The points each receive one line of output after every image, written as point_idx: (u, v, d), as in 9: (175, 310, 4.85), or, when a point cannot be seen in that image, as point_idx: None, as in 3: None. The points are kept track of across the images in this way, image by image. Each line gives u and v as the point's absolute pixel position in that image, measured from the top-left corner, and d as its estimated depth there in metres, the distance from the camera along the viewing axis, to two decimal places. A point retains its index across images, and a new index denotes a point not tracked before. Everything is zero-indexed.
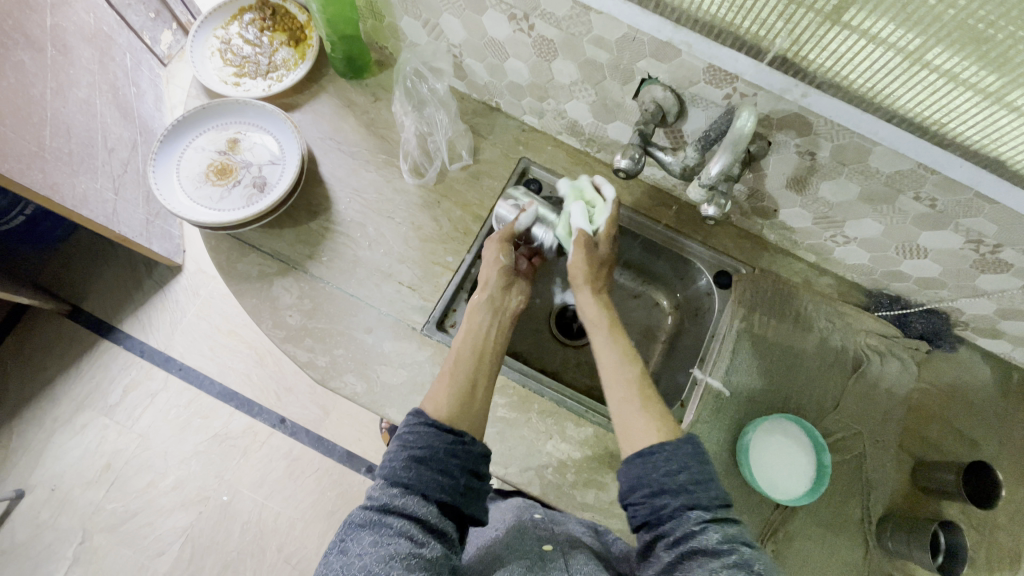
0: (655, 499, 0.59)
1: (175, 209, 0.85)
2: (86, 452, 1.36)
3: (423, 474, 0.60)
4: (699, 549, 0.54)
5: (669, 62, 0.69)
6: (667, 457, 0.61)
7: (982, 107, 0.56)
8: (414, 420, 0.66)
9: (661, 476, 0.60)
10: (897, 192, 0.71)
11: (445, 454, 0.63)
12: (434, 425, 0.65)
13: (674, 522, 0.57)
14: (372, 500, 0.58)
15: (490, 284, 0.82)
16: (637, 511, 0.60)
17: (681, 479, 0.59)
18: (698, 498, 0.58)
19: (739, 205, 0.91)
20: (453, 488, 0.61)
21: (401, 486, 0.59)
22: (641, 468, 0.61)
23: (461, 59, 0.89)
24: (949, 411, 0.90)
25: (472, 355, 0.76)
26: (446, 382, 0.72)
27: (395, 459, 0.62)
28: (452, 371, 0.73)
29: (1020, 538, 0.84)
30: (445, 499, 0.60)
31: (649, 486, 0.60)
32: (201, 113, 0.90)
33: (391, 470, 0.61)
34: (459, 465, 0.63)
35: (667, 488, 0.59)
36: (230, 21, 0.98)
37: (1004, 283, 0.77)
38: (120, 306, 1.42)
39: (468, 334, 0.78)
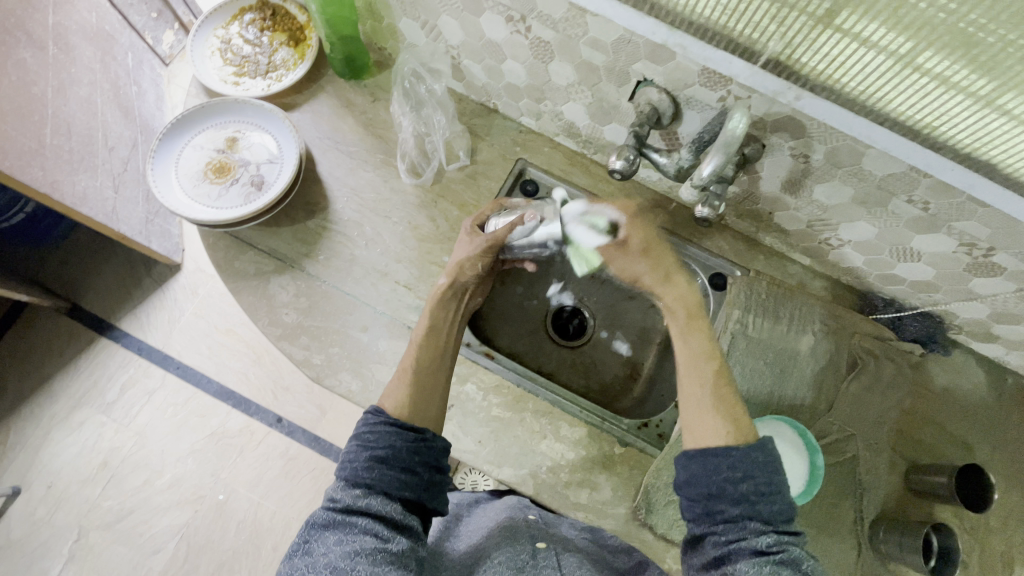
0: (711, 501, 0.60)
1: (172, 206, 0.85)
2: (83, 450, 1.36)
3: (386, 473, 0.62)
4: (749, 549, 0.57)
5: (665, 64, 0.70)
6: (733, 463, 0.61)
7: (973, 110, 0.56)
8: (374, 419, 0.67)
9: (723, 480, 0.60)
10: (890, 195, 0.71)
11: (407, 453, 0.64)
12: (394, 424, 0.66)
13: (732, 525, 0.59)
14: (334, 501, 0.60)
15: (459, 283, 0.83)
16: (693, 508, 0.62)
17: (744, 487, 0.59)
18: (758, 509, 0.59)
19: (734, 207, 0.91)
20: (416, 485, 0.63)
21: (363, 486, 0.61)
22: (703, 468, 0.62)
23: (459, 60, 0.90)
24: (943, 415, 0.90)
25: (433, 352, 0.77)
26: (409, 379, 0.72)
27: (357, 459, 0.63)
28: (414, 368, 0.74)
29: (1014, 542, 0.84)
30: (408, 495, 0.62)
31: (706, 488, 0.61)
32: (201, 112, 0.91)
33: (353, 471, 0.62)
34: (422, 463, 0.64)
35: (726, 494, 0.60)
36: (230, 21, 0.99)
37: (997, 286, 0.77)
38: (118, 304, 1.43)
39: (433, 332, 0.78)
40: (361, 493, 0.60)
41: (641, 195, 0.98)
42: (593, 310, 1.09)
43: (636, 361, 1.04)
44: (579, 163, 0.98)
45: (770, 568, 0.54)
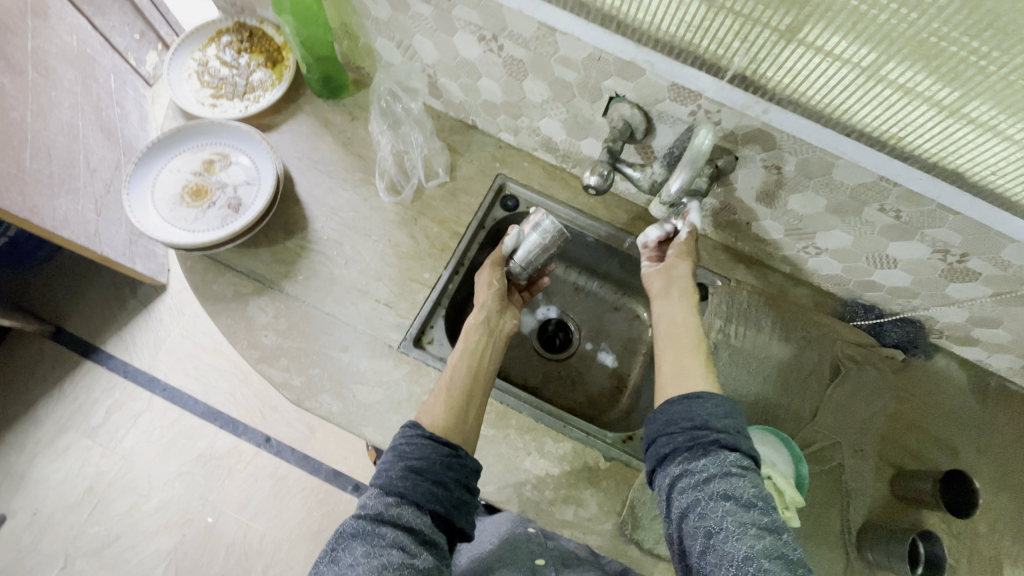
0: (693, 433, 0.62)
1: (147, 229, 0.84)
2: (69, 475, 1.34)
3: (419, 484, 0.60)
4: (730, 495, 0.55)
5: (635, 80, 0.70)
6: (716, 403, 0.64)
7: (938, 120, 0.57)
8: (411, 431, 0.66)
9: (708, 414, 0.63)
10: (862, 204, 0.72)
11: (440, 466, 0.62)
12: (429, 437, 0.66)
13: (709, 459, 0.59)
14: (367, 509, 0.58)
15: (485, 304, 0.85)
16: (670, 441, 0.63)
17: (727, 422, 0.62)
18: (736, 441, 0.61)
19: (712, 217, 0.92)
20: (447, 499, 0.61)
21: (397, 495, 0.59)
22: (685, 409, 0.64)
23: (436, 78, 0.90)
24: (928, 420, 0.90)
25: (468, 371, 0.76)
26: (443, 397, 0.72)
27: (391, 468, 0.62)
28: (448, 388, 0.74)
29: (1002, 547, 0.84)
30: (440, 510, 0.60)
31: (690, 421, 0.63)
32: (177, 136, 0.90)
33: (387, 480, 0.60)
34: (454, 478, 0.63)
35: (710, 425, 0.62)
36: (208, 44, 0.99)
37: (973, 291, 0.77)
38: (103, 326, 1.42)
39: (466, 353, 0.78)
40: (395, 502, 0.58)
41: (621, 207, 0.98)
42: (578, 323, 1.09)
43: (623, 373, 1.05)
44: (558, 177, 0.99)
45: (752, 529, 0.53)
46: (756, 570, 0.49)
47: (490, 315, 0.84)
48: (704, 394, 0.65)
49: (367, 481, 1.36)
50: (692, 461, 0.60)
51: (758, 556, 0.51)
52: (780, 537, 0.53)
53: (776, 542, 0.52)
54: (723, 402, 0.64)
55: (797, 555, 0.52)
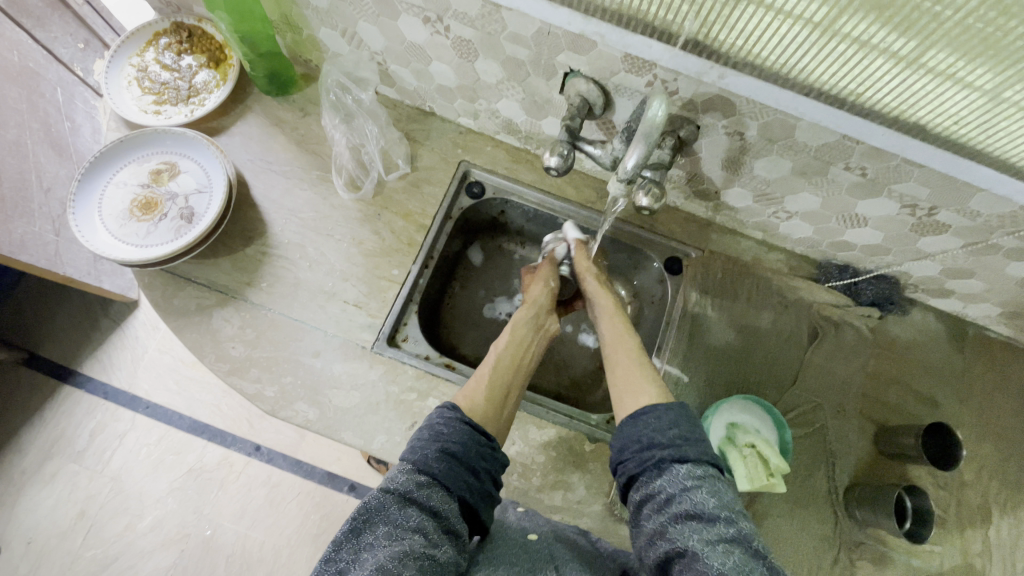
0: (643, 453, 0.64)
1: (96, 248, 0.81)
2: (59, 501, 1.28)
3: (452, 469, 0.60)
4: (693, 513, 0.56)
5: (587, 54, 0.68)
6: (660, 415, 0.66)
7: (896, 72, 0.56)
8: (450, 413, 0.67)
9: (651, 432, 0.65)
10: (828, 164, 0.71)
11: (474, 454, 0.63)
12: (468, 422, 0.66)
13: (665, 477, 0.61)
14: (397, 485, 0.56)
15: (537, 301, 0.88)
16: (626, 466, 0.65)
17: (672, 433, 0.64)
18: (686, 452, 0.62)
19: (681, 188, 0.90)
20: (475, 490, 0.60)
21: (430, 475, 0.58)
22: (633, 429, 0.67)
23: (386, 66, 0.87)
24: (908, 374, 0.91)
25: (511, 364, 0.79)
26: (485, 385, 0.74)
27: (426, 447, 0.61)
28: (490, 376, 0.76)
29: (987, 493, 0.85)
30: (468, 499, 0.59)
31: (639, 442, 0.66)
32: (119, 148, 0.86)
33: (421, 457, 0.60)
34: (486, 469, 0.63)
35: (657, 441, 0.64)
36: (145, 48, 0.94)
37: (944, 244, 0.77)
38: (77, 349, 1.37)
39: (512, 346, 0.81)
40: (426, 482, 0.57)
41: (589, 185, 0.95)
42: None
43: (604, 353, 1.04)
44: (522, 159, 0.96)
45: (720, 545, 0.53)
46: None
47: (538, 312, 0.87)
48: (649, 408, 0.68)
49: (363, 480, 1.34)
50: (650, 483, 0.62)
51: (730, 573, 0.50)
52: (751, 547, 0.53)
53: (747, 553, 0.52)
54: (666, 413, 0.66)
55: (769, 561, 0.52)
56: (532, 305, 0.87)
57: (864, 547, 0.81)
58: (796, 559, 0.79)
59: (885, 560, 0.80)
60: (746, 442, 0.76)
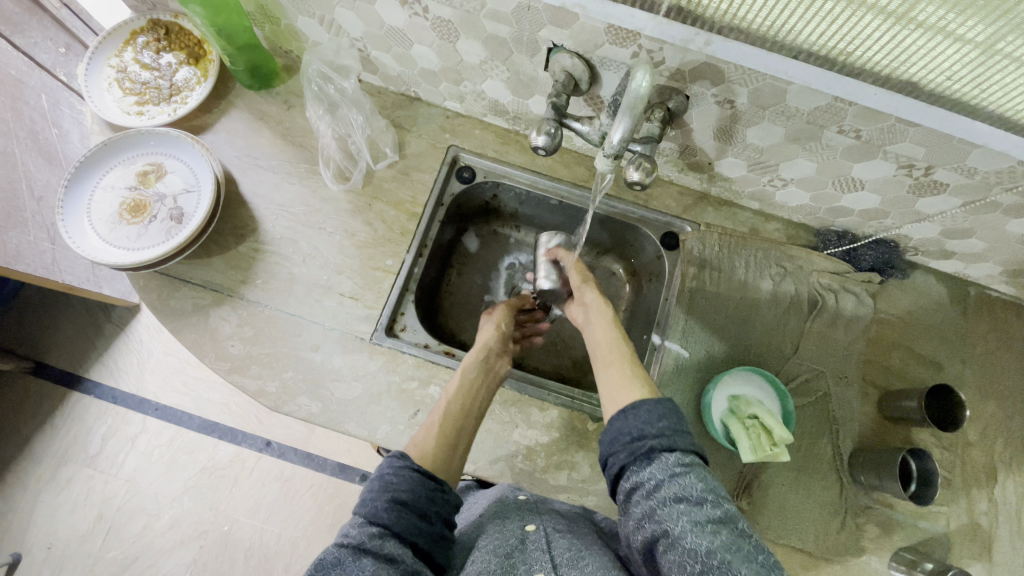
0: (634, 444, 0.61)
1: (87, 253, 0.80)
2: (76, 505, 1.30)
3: (403, 517, 0.58)
4: (682, 496, 0.55)
5: (570, 27, 0.66)
6: (650, 408, 0.63)
7: (886, 29, 0.54)
8: (397, 463, 0.64)
9: (641, 423, 0.62)
10: (821, 128, 0.69)
11: (426, 501, 0.61)
12: (415, 470, 0.64)
13: (654, 466, 0.58)
14: (347, 543, 0.55)
15: (486, 344, 0.84)
16: (615, 457, 0.62)
17: (662, 425, 0.61)
18: (676, 442, 0.60)
19: (673, 162, 0.89)
20: (429, 535, 0.59)
21: (381, 527, 0.57)
22: (624, 422, 0.64)
23: (368, 52, 0.86)
24: (911, 338, 0.90)
25: (461, 407, 0.75)
26: (433, 431, 0.71)
27: (376, 499, 0.60)
28: (440, 422, 0.73)
29: (993, 452, 0.86)
30: (422, 545, 0.58)
31: (628, 433, 0.62)
32: (104, 151, 0.86)
33: (371, 510, 0.58)
34: (438, 513, 0.61)
35: (647, 433, 0.61)
36: (123, 47, 0.92)
37: (943, 204, 0.76)
38: (82, 355, 1.37)
39: (462, 390, 0.77)
40: (377, 534, 0.56)
41: (581, 164, 0.94)
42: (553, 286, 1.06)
43: None
44: (512, 141, 0.95)
45: (709, 526, 0.52)
46: (720, 564, 0.48)
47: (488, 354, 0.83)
48: (639, 402, 0.64)
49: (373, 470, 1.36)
50: (639, 472, 0.59)
51: (720, 551, 0.50)
52: (738, 527, 0.53)
53: (735, 533, 0.52)
54: (657, 405, 0.63)
55: (757, 542, 0.52)
56: (481, 348, 0.83)
57: (871, 511, 0.81)
58: (802, 526, 0.79)
59: (892, 524, 0.81)
60: (748, 413, 0.76)
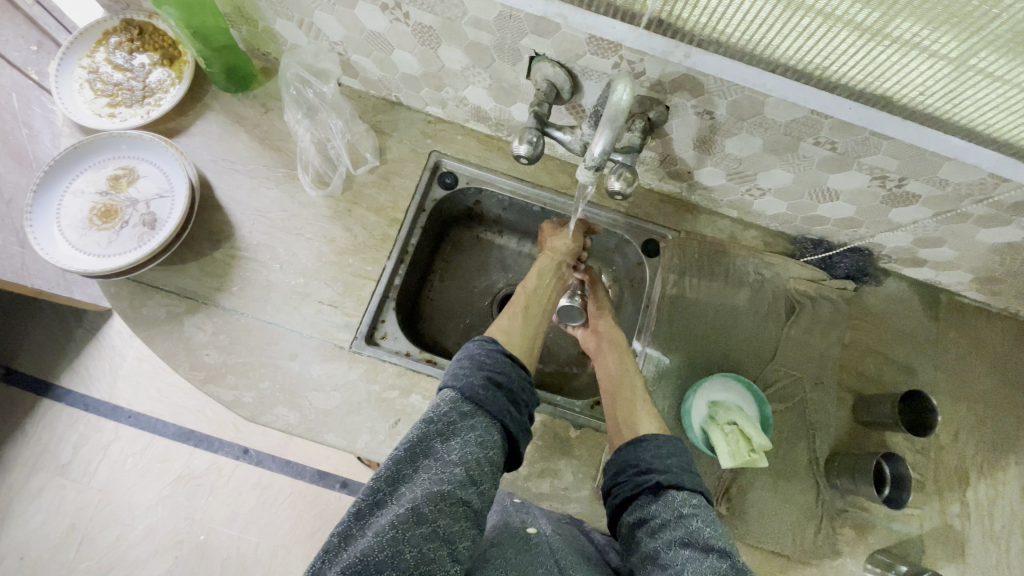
0: (640, 476, 0.66)
1: (56, 261, 0.78)
2: (45, 517, 1.26)
3: (496, 399, 0.64)
4: (688, 541, 0.57)
5: (552, 36, 0.66)
6: (660, 444, 0.68)
7: (861, 44, 0.55)
8: (490, 346, 0.72)
9: (650, 457, 0.67)
10: (798, 140, 0.70)
11: (516, 388, 0.68)
12: (505, 356, 0.71)
13: (660, 502, 0.62)
14: (440, 417, 0.60)
15: (559, 253, 0.90)
16: (622, 490, 0.67)
17: (669, 462, 0.66)
18: (682, 480, 0.64)
19: (654, 170, 0.89)
20: (517, 419, 0.65)
21: (473, 404, 0.62)
22: (633, 453, 0.69)
23: (348, 56, 0.85)
24: (884, 343, 0.92)
25: (540, 306, 0.85)
26: (515, 324, 0.80)
27: (473, 375, 0.65)
28: (524, 317, 0.82)
29: (962, 454, 0.88)
30: (509, 426, 0.64)
31: (638, 466, 0.67)
32: (75, 154, 0.83)
33: (468, 387, 0.64)
34: (525, 403, 0.68)
35: (655, 467, 0.66)
36: (94, 46, 0.89)
37: (915, 214, 0.78)
38: (52, 361, 1.33)
39: (538, 292, 0.86)
40: (469, 411, 0.62)
41: (563, 171, 0.94)
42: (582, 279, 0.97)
43: None
44: (494, 147, 0.95)
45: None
46: None
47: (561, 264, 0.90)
48: (648, 436, 0.69)
49: (353, 477, 1.34)
50: (644, 506, 0.63)
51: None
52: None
53: None
54: (667, 443, 0.68)
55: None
56: (556, 257, 0.90)
57: (846, 515, 0.83)
58: (780, 530, 0.80)
59: (867, 527, 0.83)
60: (726, 419, 0.77)
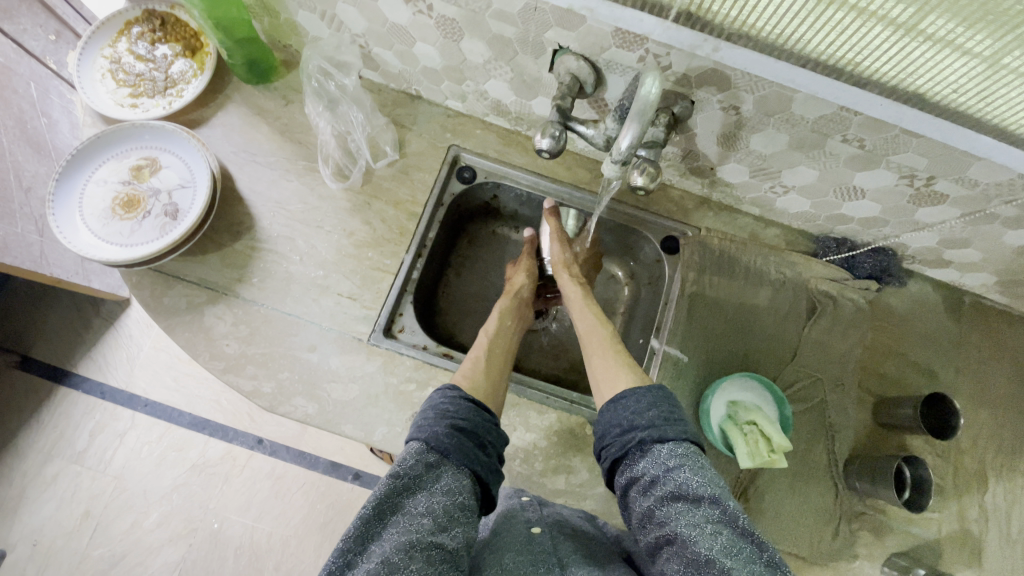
0: (625, 436, 0.64)
1: (78, 249, 0.79)
2: (62, 502, 1.28)
3: (462, 445, 0.64)
4: (678, 495, 0.56)
5: (577, 29, 0.66)
6: (638, 398, 0.67)
7: (895, 40, 0.54)
8: (452, 392, 0.71)
9: (630, 415, 0.65)
10: (825, 137, 0.69)
11: (482, 430, 0.68)
12: (469, 400, 0.71)
13: (647, 459, 0.61)
14: (406, 471, 0.59)
15: (519, 292, 0.93)
16: (609, 451, 0.66)
17: (650, 415, 0.64)
18: (666, 432, 0.62)
19: (675, 166, 0.88)
20: (485, 464, 0.65)
21: (437, 454, 0.62)
22: (614, 414, 0.67)
23: (369, 49, 0.84)
24: (906, 345, 0.91)
25: (503, 347, 0.84)
26: (480, 366, 0.78)
27: (436, 425, 0.65)
28: (486, 359, 0.80)
29: (984, 459, 0.87)
30: (477, 471, 0.63)
31: (620, 425, 0.66)
32: (97, 144, 0.84)
33: (432, 436, 0.64)
34: (492, 445, 0.68)
35: (636, 424, 0.64)
36: (117, 37, 0.90)
37: (942, 214, 0.76)
38: (70, 349, 1.35)
39: (501, 333, 0.86)
40: (434, 462, 0.61)
41: (582, 166, 0.93)
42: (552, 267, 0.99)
43: None
44: (513, 141, 0.94)
45: (709, 527, 0.53)
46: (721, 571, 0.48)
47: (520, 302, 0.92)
48: (628, 392, 0.68)
49: (366, 469, 1.35)
50: (634, 465, 0.62)
51: (719, 556, 0.50)
52: (738, 525, 0.53)
53: (734, 532, 0.52)
54: (645, 395, 0.67)
55: (757, 539, 0.52)
56: (515, 297, 0.92)
57: (864, 518, 0.82)
58: (798, 531, 0.80)
59: (885, 530, 0.82)
60: (747, 419, 0.76)
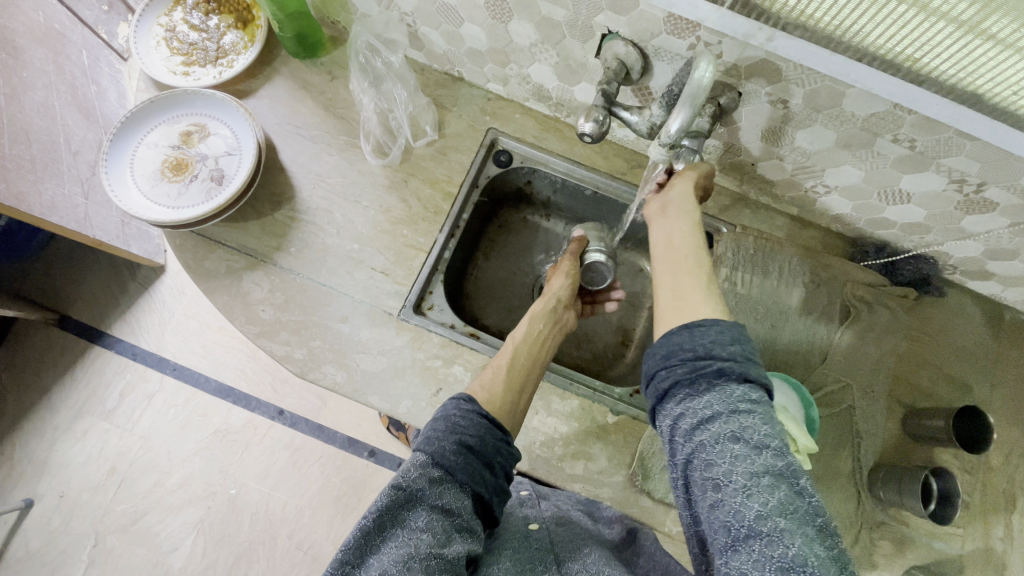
0: (695, 363, 0.55)
1: (128, 208, 0.82)
2: (91, 457, 1.33)
3: (470, 464, 0.58)
4: (737, 435, 0.49)
5: (628, 14, 0.65)
6: (721, 330, 0.57)
7: (957, 37, 0.53)
8: (466, 405, 0.65)
9: (710, 342, 0.56)
10: (874, 136, 0.68)
11: (491, 450, 0.61)
12: (483, 416, 0.64)
13: (713, 395, 0.52)
14: (407, 484, 0.54)
15: (557, 294, 0.86)
16: (669, 373, 0.57)
17: (733, 350, 0.55)
18: (745, 370, 0.53)
19: (715, 160, 0.87)
20: (492, 485, 0.59)
21: (443, 471, 0.57)
22: (686, 339, 0.58)
23: (416, 28, 0.85)
24: (941, 358, 0.89)
25: (528, 354, 0.78)
26: (501, 375, 0.73)
27: (443, 440, 0.59)
28: (509, 366, 0.75)
29: (1016, 479, 0.84)
30: (482, 493, 0.58)
31: (693, 350, 0.56)
32: (151, 108, 0.86)
33: (437, 451, 0.58)
34: (502, 465, 0.62)
35: (714, 354, 0.55)
36: (173, 7, 0.93)
37: (990, 223, 0.74)
38: (106, 311, 1.39)
39: (529, 337, 0.80)
40: (439, 478, 0.56)
41: (619, 156, 0.93)
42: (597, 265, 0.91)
43: (628, 328, 1.04)
44: (552, 128, 0.94)
45: (766, 480, 0.46)
46: (772, 531, 0.43)
47: (557, 305, 0.85)
48: (709, 321, 0.58)
49: (381, 446, 1.37)
50: (693, 397, 0.54)
51: (773, 515, 0.44)
52: (796, 484, 0.47)
53: (794, 492, 0.46)
54: (730, 329, 0.57)
55: (814, 502, 0.47)
56: (550, 297, 0.85)
57: (886, 527, 0.81)
58: None
59: (905, 541, 0.81)
60: None
